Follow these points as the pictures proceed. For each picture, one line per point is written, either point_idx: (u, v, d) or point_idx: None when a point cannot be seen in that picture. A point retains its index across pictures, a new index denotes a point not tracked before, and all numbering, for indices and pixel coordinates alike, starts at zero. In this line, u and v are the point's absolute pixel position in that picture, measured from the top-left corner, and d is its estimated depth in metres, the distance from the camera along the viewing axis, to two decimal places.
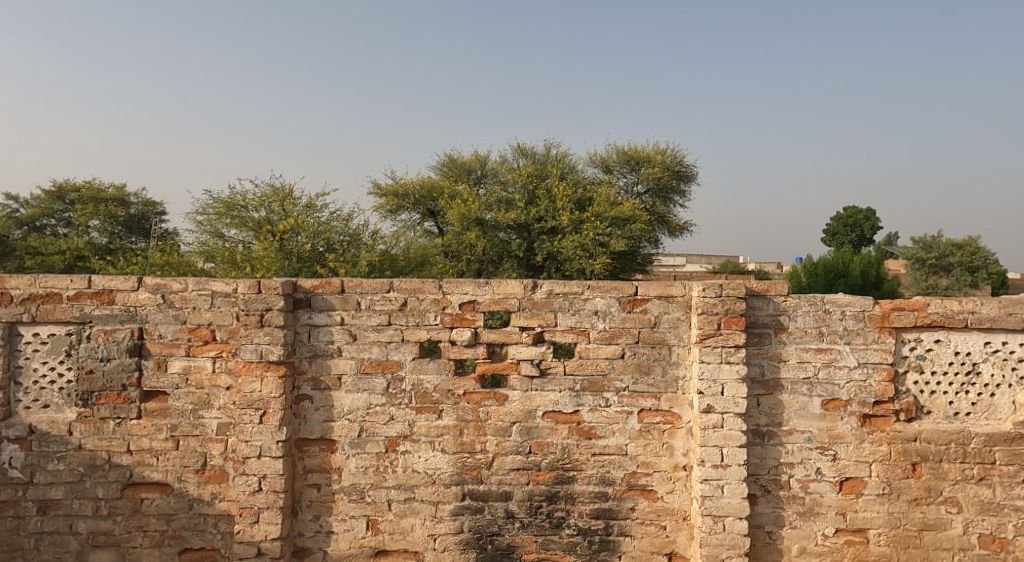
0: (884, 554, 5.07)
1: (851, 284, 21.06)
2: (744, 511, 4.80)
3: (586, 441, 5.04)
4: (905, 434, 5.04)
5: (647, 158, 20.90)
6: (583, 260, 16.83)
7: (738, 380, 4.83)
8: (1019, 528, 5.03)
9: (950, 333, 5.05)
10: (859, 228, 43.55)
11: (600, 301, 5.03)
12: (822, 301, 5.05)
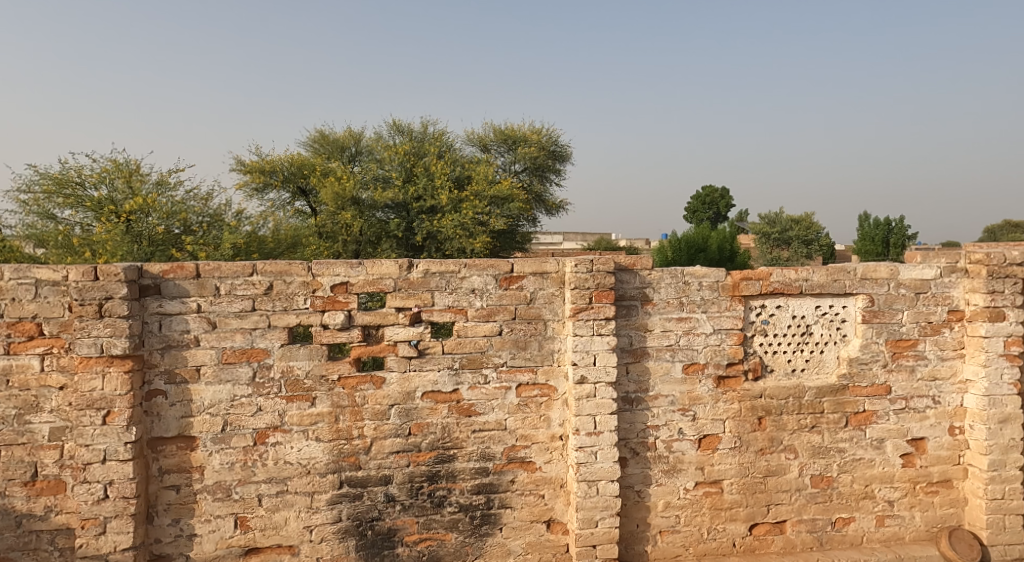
0: (736, 501, 5.54)
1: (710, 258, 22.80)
2: (615, 474, 5.07)
3: (465, 419, 5.07)
4: (752, 392, 5.52)
5: (523, 138, 21.15)
6: (461, 239, 16.84)
7: (608, 351, 5.07)
8: (842, 466, 5.68)
9: (788, 299, 5.57)
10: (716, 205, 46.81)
11: (476, 279, 5.05)
12: (682, 273, 5.38)
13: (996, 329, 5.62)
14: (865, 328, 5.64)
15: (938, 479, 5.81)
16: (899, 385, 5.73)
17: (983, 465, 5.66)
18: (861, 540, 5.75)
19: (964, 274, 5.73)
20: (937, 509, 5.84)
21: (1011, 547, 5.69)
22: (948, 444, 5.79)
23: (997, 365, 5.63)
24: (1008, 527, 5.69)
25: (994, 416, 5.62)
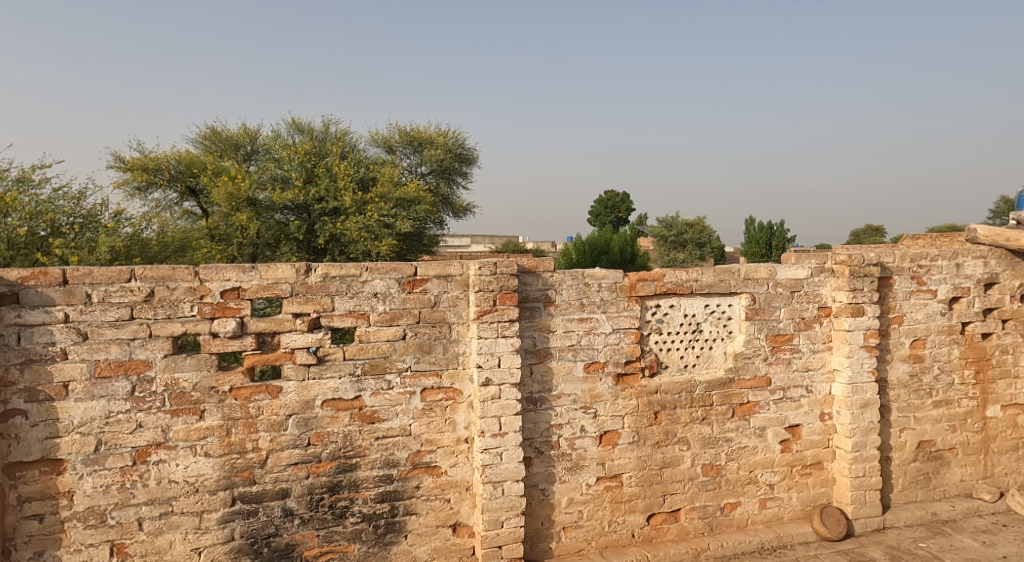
0: (634, 493, 5.72)
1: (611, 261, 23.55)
2: (520, 474, 5.11)
3: (368, 426, 4.95)
4: (648, 388, 5.71)
5: (429, 140, 20.97)
6: (368, 242, 16.55)
7: (513, 352, 5.10)
8: (730, 455, 6.00)
9: (680, 299, 5.83)
10: (616, 209, 48.33)
11: (379, 283, 4.93)
12: (582, 274, 5.50)
13: (857, 323, 6.16)
14: (749, 325, 5.99)
15: (811, 461, 6.28)
16: (778, 376, 6.11)
17: (848, 447, 6.18)
18: (746, 523, 6.09)
19: (831, 273, 6.22)
20: (811, 489, 6.31)
21: (870, 520, 6.32)
22: (820, 429, 6.27)
23: (858, 356, 6.17)
24: (868, 502, 6.29)
25: (857, 402, 6.14)
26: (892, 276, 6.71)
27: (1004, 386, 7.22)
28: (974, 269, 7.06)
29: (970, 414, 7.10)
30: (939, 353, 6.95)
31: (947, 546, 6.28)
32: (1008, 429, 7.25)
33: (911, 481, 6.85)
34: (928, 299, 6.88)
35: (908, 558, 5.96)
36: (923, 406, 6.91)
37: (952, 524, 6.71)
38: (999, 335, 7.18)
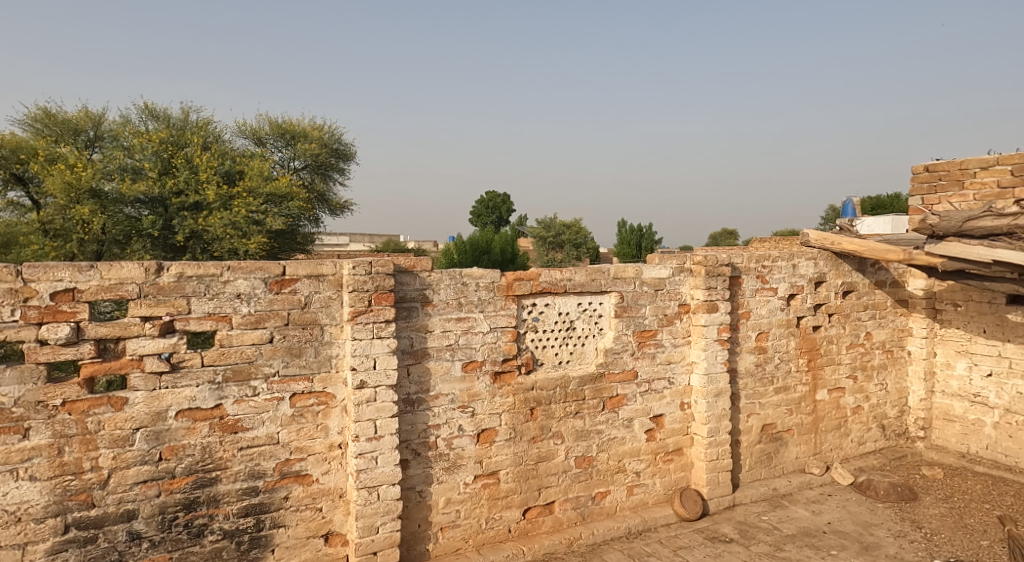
0: (511, 489, 5.75)
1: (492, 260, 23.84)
2: (396, 477, 4.97)
3: (230, 436, 4.61)
4: (525, 385, 5.76)
5: (303, 133, 20.10)
6: (233, 239, 15.60)
7: (389, 353, 4.95)
8: (601, 446, 6.19)
9: (555, 298, 5.94)
10: (497, 210, 48.81)
11: (242, 283, 4.61)
12: (460, 274, 5.45)
13: (711, 318, 6.58)
14: (618, 322, 6.22)
15: (673, 448, 6.64)
16: (643, 370, 6.39)
17: (703, 432, 6.59)
18: (615, 510, 6.32)
19: (690, 273, 6.59)
20: (673, 474, 6.67)
21: (722, 498, 6.79)
22: (680, 417, 6.63)
23: (713, 349, 6.60)
24: (720, 482, 6.75)
25: (712, 391, 6.58)
26: (741, 275, 7.22)
27: (829, 372, 8.03)
28: (808, 268, 7.77)
29: (804, 398, 7.82)
30: (780, 345, 7.60)
31: (785, 517, 6.86)
32: (832, 410, 8.08)
33: (756, 461, 7.43)
34: (770, 296, 7.48)
35: (755, 531, 6.45)
36: (767, 392, 7.50)
37: (790, 497, 7.35)
38: (827, 327, 7.97)
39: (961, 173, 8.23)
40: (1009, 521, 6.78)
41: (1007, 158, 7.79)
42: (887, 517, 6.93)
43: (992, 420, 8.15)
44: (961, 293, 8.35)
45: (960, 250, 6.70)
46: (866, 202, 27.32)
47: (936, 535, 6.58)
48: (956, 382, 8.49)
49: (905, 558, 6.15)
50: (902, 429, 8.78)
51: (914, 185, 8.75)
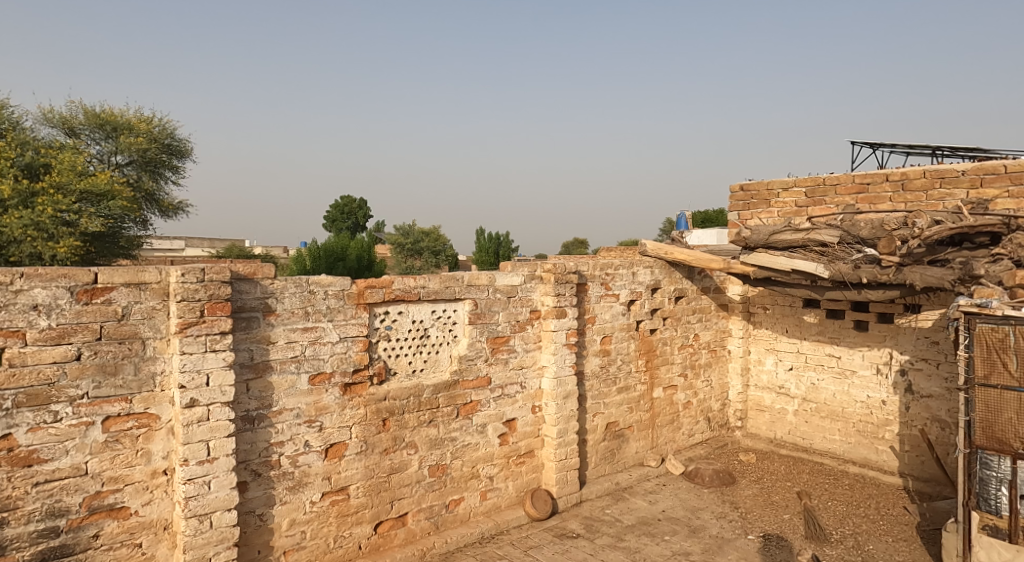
0: (361, 504, 5.44)
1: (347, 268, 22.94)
2: (232, 501, 4.51)
3: (23, 470, 3.94)
4: (377, 395, 5.50)
5: (127, 126, 18.23)
6: (36, 242, 13.79)
7: (225, 368, 4.50)
8: (454, 453, 6.07)
9: (408, 305, 5.75)
10: (354, 216, 47.26)
11: (41, 293, 3.97)
12: (306, 282, 5.09)
13: (561, 324, 6.75)
14: (472, 329, 6.16)
15: (525, 451, 6.68)
16: (497, 375, 6.39)
17: (553, 433, 6.72)
18: (468, 517, 6.21)
19: (540, 280, 6.71)
20: (524, 476, 6.70)
21: (570, 496, 6.94)
22: (531, 420, 6.69)
23: (562, 354, 6.78)
24: (568, 481, 6.89)
25: (561, 393, 6.74)
26: (587, 282, 7.46)
27: (664, 371, 8.52)
28: (645, 276, 8.19)
29: (642, 396, 8.22)
30: (622, 348, 7.93)
31: (627, 509, 7.12)
32: (667, 406, 8.58)
33: (601, 457, 7.68)
34: (613, 302, 7.78)
35: (599, 525, 6.64)
36: (610, 393, 7.78)
37: (631, 489, 7.66)
38: (661, 330, 8.45)
39: (768, 192, 9.11)
40: (806, 495, 7.54)
41: (804, 181, 8.73)
42: (711, 501, 7.44)
43: (793, 408, 9.03)
44: (768, 297, 9.19)
45: (767, 259, 7.38)
46: (696, 216, 29.63)
47: (749, 513, 7.16)
48: (766, 376, 9.30)
49: (725, 536, 6.62)
50: (723, 420, 9.54)
51: (732, 202, 9.55)
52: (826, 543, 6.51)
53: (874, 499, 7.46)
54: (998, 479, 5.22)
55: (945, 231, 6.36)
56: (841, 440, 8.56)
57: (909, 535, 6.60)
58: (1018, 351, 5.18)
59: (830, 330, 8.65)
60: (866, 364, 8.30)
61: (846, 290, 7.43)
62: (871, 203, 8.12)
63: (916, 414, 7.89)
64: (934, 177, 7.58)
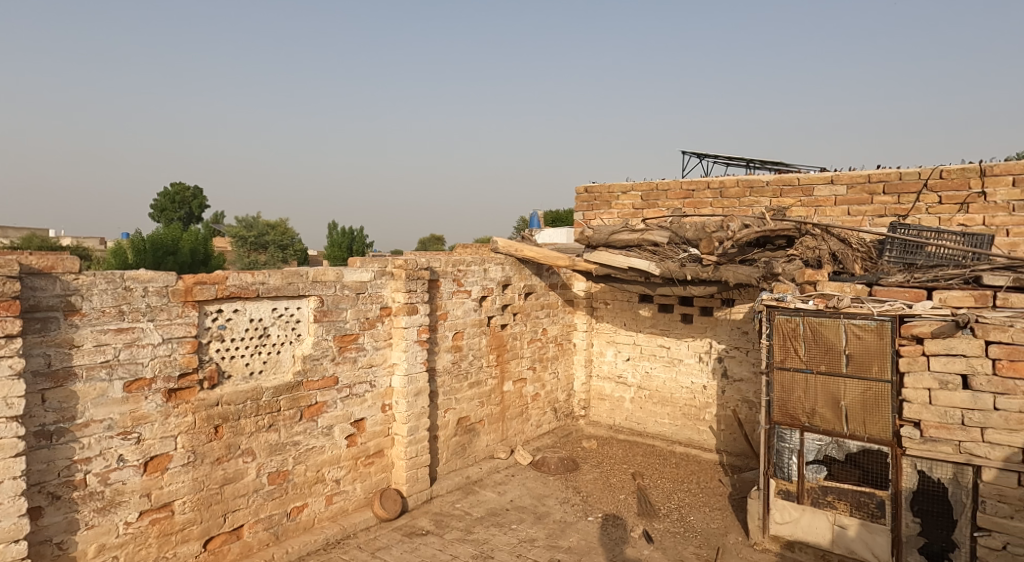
0: (188, 520, 4.96)
1: (178, 262, 20.97)
2: (21, 531, 3.93)
3: None
4: (207, 401, 5.05)
5: None
6: None
7: (12, 377, 3.91)
8: (297, 458, 5.74)
9: (245, 303, 5.35)
10: (186, 206, 43.47)
11: None
12: (120, 278, 4.57)
13: (413, 320, 6.65)
14: (317, 327, 5.89)
15: (374, 451, 6.49)
16: (344, 375, 6.16)
17: (404, 431, 6.59)
18: (312, 524, 5.89)
19: (392, 276, 6.58)
20: (373, 476, 6.51)
21: (421, 493, 6.85)
22: (380, 419, 6.51)
23: (412, 350, 6.65)
24: (420, 478, 6.80)
25: (411, 391, 6.60)
26: (438, 279, 7.42)
27: (514, 364, 8.68)
28: (496, 272, 8.30)
29: (493, 390, 8.32)
30: (474, 343, 7.97)
31: (476, 502, 7.16)
32: (516, 399, 8.75)
33: (452, 452, 7.66)
34: (465, 298, 7.79)
35: (449, 520, 6.62)
36: (461, 388, 7.79)
37: (481, 482, 7.71)
38: (512, 325, 8.61)
39: (610, 195, 9.57)
40: (639, 476, 8.03)
41: (641, 185, 9.26)
42: (556, 488, 7.69)
43: (630, 396, 9.60)
44: (609, 293, 9.74)
45: (607, 257, 7.75)
46: (546, 215, 30.57)
47: (589, 496, 7.48)
48: (607, 366, 9.85)
49: (567, 520, 6.87)
50: (569, 410, 9.85)
51: (577, 203, 9.95)
52: (655, 518, 6.96)
53: (695, 475, 8.11)
54: (790, 449, 5.92)
55: (752, 235, 7.08)
56: (670, 423, 9.21)
57: (721, 505, 7.26)
58: (805, 338, 5.82)
59: (661, 322, 9.31)
60: (691, 352, 8.97)
61: (672, 285, 7.99)
62: (695, 208, 8.81)
63: (729, 397, 8.66)
64: (745, 186, 8.40)
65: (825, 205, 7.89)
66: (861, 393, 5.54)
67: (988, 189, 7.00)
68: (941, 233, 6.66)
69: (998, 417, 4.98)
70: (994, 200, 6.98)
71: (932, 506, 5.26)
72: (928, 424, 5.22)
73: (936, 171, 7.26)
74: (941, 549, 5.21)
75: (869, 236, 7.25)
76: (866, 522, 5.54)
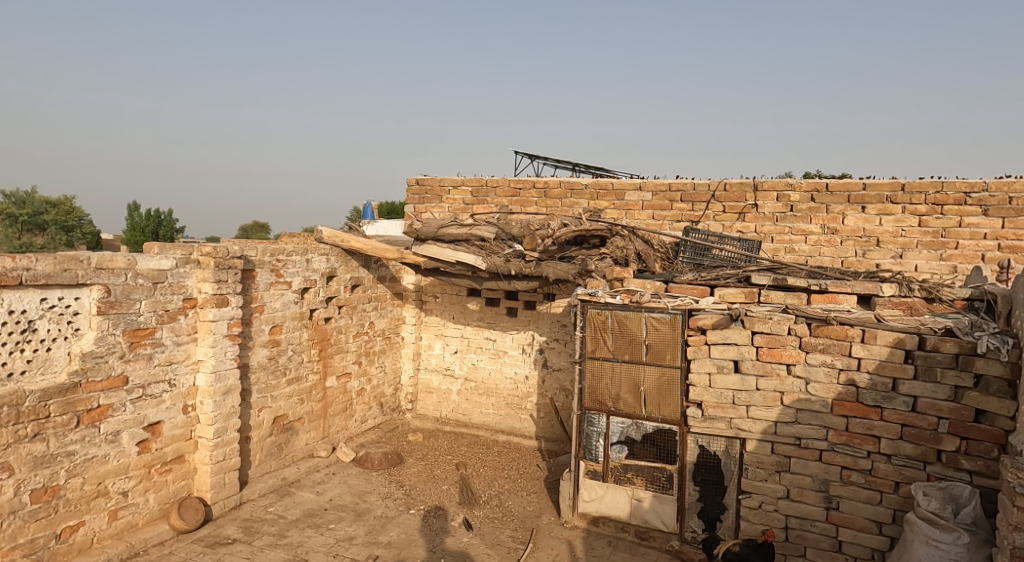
0: None
1: None
2: None
3: None
4: None
5: None
6: None
7: None
8: (71, 471, 5.38)
9: (4, 292, 4.98)
10: None
11: None
12: None
13: (221, 313, 6.45)
14: (100, 320, 5.57)
15: (171, 458, 6.20)
16: (135, 374, 5.85)
17: (208, 434, 6.37)
18: (92, 543, 5.55)
19: (197, 265, 6.33)
20: (170, 485, 6.22)
21: (228, 499, 6.63)
22: (181, 422, 6.25)
23: (222, 345, 6.45)
24: (226, 484, 6.59)
25: (219, 390, 6.39)
26: (253, 268, 7.19)
27: (337, 359, 8.59)
28: (320, 263, 8.19)
29: (314, 387, 8.19)
30: (293, 337, 7.81)
31: (291, 504, 7.02)
32: (340, 395, 8.65)
33: (266, 454, 7.45)
34: (285, 289, 7.63)
35: (259, 525, 6.47)
36: (279, 385, 7.61)
37: (298, 483, 7.54)
38: (336, 318, 8.52)
39: (440, 189, 9.66)
40: (461, 466, 8.31)
41: (471, 181, 9.48)
42: (377, 483, 7.73)
43: (456, 388, 9.79)
44: (439, 286, 9.86)
45: (436, 251, 7.78)
46: (384, 206, 30.00)
47: (412, 490, 7.62)
48: (434, 359, 9.97)
49: (388, 515, 6.98)
50: (395, 404, 9.90)
51: (408, 195, 9.89)
52: (475, 506, 7.31)
53: (515, 460, 8.60)
54: (599, 432, 6.53)
55: (569, 234, 7.79)
56: (494, 413, 9.52)
57: (537, 488, 7.77)
58: (613, 329, 6.39)
59: (487, 316, 9.54)
60: (515, 344, 9.35)
61: (498, 280, 8.34)
62: (522, 206, 9.24)
63: (549, 385, 9.11)
64: (567, 188, 8.96)
65: (633, 209, 8.66)
66: (657, 379, 6.22)
67: (760, 202, 8.12)
68: (723, 239, 7.71)
69: (759, 397, 5.85)
70: (763, 211, 8.12)
71: (711, 476, 6.07)
72: (708, 404, 6.01)
73: (722, 183, 8.29)
74: (716, 513, 6.06)
75: (668, 239, 8.13)
76: (658, 494, 6.28)
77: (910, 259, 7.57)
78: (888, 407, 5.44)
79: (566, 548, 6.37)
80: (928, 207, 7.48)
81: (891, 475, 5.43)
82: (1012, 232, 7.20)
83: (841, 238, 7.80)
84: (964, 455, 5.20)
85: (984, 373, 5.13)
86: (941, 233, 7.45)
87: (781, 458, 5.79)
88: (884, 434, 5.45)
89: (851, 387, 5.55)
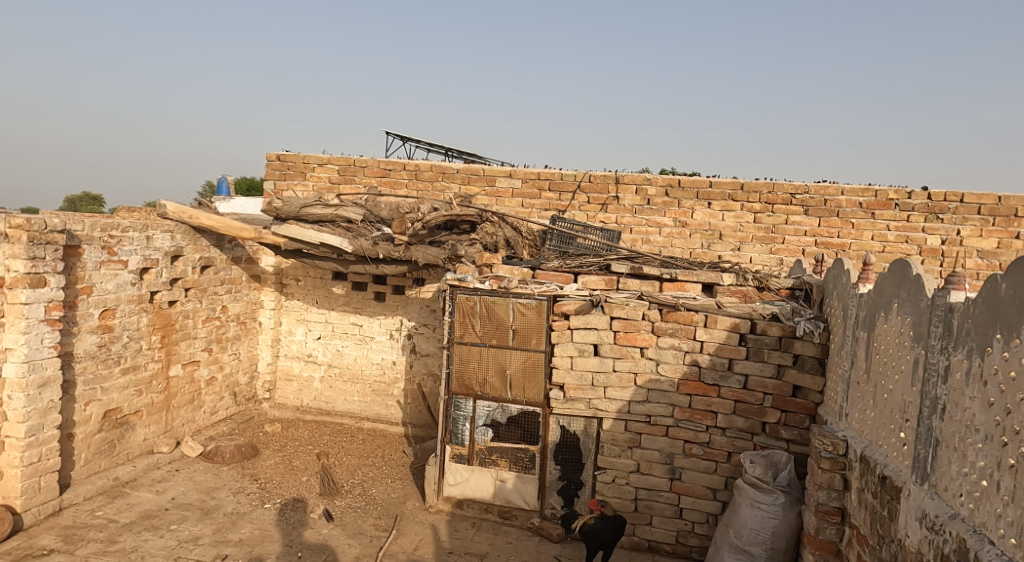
0: None
1: None
2: None
3: None
4: None
5: None
6: None
7: None
8: None
9: None
10: None
11: None
12: None
13: (36, 295, 5.37)
14: None
15: None
16: None
17: (19, 433, 5.32)
18: None
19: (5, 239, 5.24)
20: None
21: (43, 506, 5.54)
22: None
23: (36, 331, 5.41)
24: (42, 488, 5.53)
25: (33, 382, 5.38)
26: (78, 245, 5.97)
27: (184, 346, 7.40)
28: (163, 241, 6.98)
29: (155, 376, 6.98)
30: (128, 323, 6.59)
31: (124, 507, 5.94)
32: (186, 385, 7.46)
33: (95, 453, 6.26)
34: (119, 269, 6.43)
35: (83, 532, 5.46)
36: (111, 375, 6.41)
37: (133, 483, 6.42)
38: (182, 302, 7.32)
39: (304, 165, 8.57)
40: (324, 455, 7.43)
41: (337, 158, 8.49)
42: (228, 478, 6.72)
43: (319, 375, 8.73)
44: (300, 269, 8.64)
45: (298, 232, 6.90)
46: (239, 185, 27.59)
47: (268, 483, 6.68)
48: (296, 346, 8.81)
49: (240, 511, 6.05)
50: (250, 393, 8.69)
51: (267, 170, 8.70)
52: (337, 495, 6.50)
53: (381, 448, 7.87)
54: (465, 417, 5.97)
55: (440, 218, 7.03)
56: (359, 400, 8.63)
57: (403, 474, 7.10)
58: (482, 315, 5.86)
59: (355, 301, 8.58)
60: (382, 330, 8.49)
61: (366, 264, 7.50)
62: (392, 189, 8.42)
63: (417, 370, 8.40)
64: (438, 171, 8.25)
65: (503, 196, 8.17)
66: (522, 362, 5.78)
67: (620, 194, 7.92)
68: (587, 229, 7.40)
69: (615, 378, 5.57)
70: (623, 204, 7.92)
71: (569, 453, 5.74)
72: (569, 386, 5.65)
73: (587, 174, 8.00)
74: (573, 488, 5.75)
75: (536, 227, 7.71)
76: (521, 475, 5.85)
77: (745, 252, 7.68)
78: (724, 386, 5.35)
79: (430, 532, 5.78)
80: (762, 205, 7.62)
81: (725, 447, 5.36)
82: (825, 230, 7.48)
83: (690, 231, 7.78)
84: (783, 426, 5.22)
85: (800, 354, 5.18)
86: (770, 229, 7.61)
87: (634, 435, 5.56)
88: (720, 410, 5.35)
89: (694, 368, 5.40)
